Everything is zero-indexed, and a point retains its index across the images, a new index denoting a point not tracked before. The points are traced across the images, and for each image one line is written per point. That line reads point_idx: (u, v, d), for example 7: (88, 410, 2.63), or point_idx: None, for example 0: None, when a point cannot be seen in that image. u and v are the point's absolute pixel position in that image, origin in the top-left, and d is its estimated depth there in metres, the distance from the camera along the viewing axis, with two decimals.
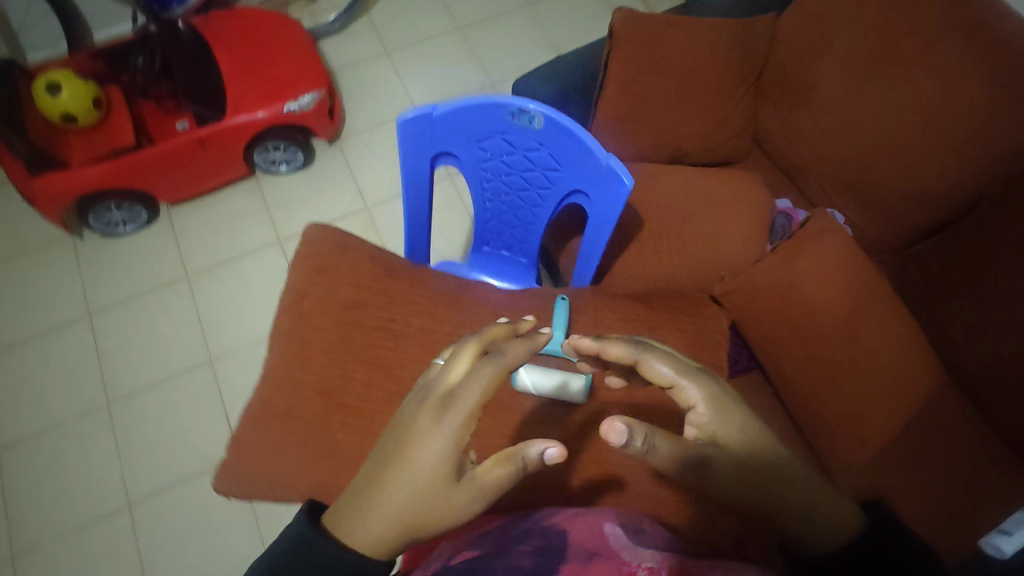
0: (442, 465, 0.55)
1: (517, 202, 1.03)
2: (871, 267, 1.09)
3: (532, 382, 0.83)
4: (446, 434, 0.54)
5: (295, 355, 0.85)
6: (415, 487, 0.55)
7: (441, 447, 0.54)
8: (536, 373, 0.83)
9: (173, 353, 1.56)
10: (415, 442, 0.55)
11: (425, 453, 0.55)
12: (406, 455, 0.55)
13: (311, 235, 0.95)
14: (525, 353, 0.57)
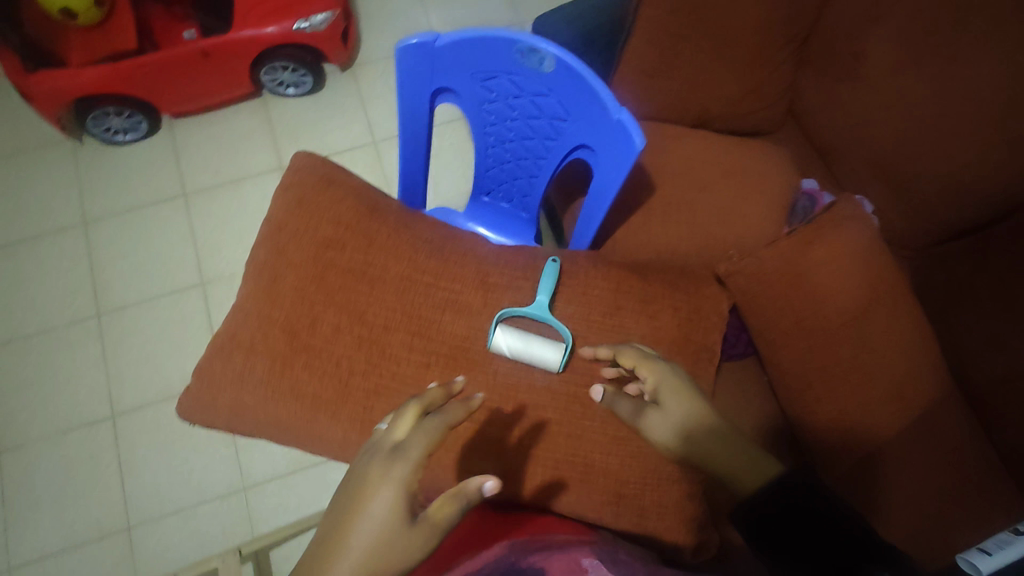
0: (395, 506, 0.53)
1: (521, 151, 0.96)
2: (892, 263, 1.01)
3: (507, 344, 0.76)
4: (398, 474, 0.55)
5: (267, 289, 0.82)
6: (370, 536, 0.52)
7: (394, 485, 0.54)
8: (514, 335, 0.76)
9: (165, 271, 1.54)
10: (366, 491, 0.54)
11: (378, 498, 0.53)
12: (360, 506, 0.53)
13: (300, 162, 0.92)
14: (465, 407, 0.62)
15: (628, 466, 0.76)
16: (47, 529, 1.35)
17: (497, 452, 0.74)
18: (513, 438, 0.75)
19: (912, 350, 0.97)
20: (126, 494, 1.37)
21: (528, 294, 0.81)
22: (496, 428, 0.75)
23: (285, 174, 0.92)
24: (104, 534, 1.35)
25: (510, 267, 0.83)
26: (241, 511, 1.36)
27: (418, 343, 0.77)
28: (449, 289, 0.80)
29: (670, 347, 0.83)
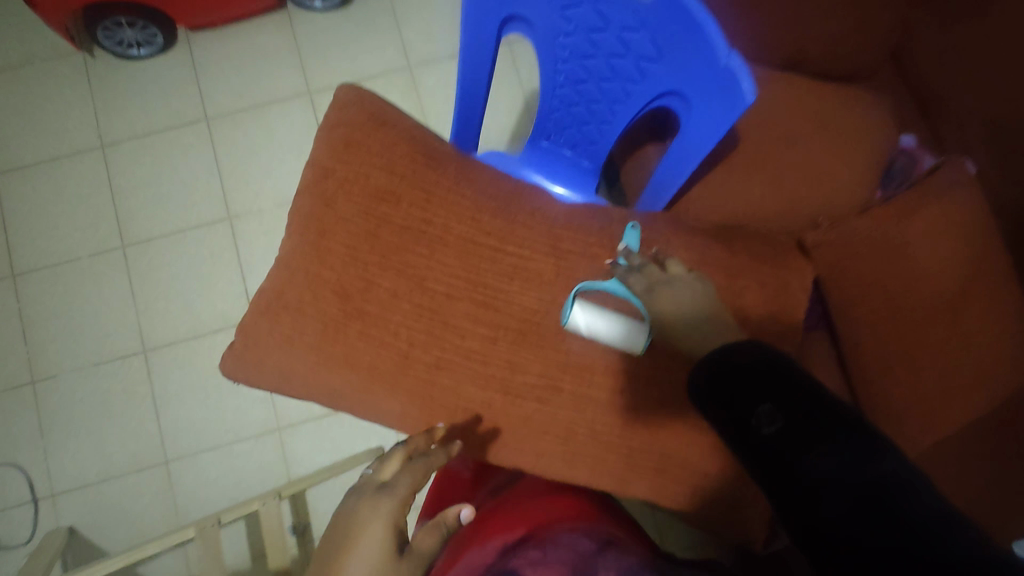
0: (387, 538, 0.61)
1: (595, 93, 0.84)
2: (995, 238, 0.92)
3: (586, 324, 0.70)
4: (388, 509, 0.63)
5: (313, 246, 0.74)
6: (364, 566, 0.59)
7: (385, 519, 0.63)
8: (596, 314, 0.70)
9: (191, 202, 1.46)
10: (359, 524, 0.62)
11: (370, 532, 0.61)
12: (353, 540, 0.61)
13: (344, 98, 0.80)
14: (447, 450, 0.70)
15: (698, 453, 0.73)
16: (85, 460, 1.36)
17: (565, 437, 0.72)
18: (583, 424, 0.72)
19: (1008, 336, 0.89)
20: (162, 429, 1.37)
21: (604, 264, 0.74)
22: (563, 409, 0.72)
23: (328, 111, 0.81)
24: (143, 466, 1.36)
25: (584, 232, 0.75)
26: (276, 450, 1.37)
27: (485, 316, 0.72)
28: (517, 255, 0.73)
29: (755, 327, 0.76)
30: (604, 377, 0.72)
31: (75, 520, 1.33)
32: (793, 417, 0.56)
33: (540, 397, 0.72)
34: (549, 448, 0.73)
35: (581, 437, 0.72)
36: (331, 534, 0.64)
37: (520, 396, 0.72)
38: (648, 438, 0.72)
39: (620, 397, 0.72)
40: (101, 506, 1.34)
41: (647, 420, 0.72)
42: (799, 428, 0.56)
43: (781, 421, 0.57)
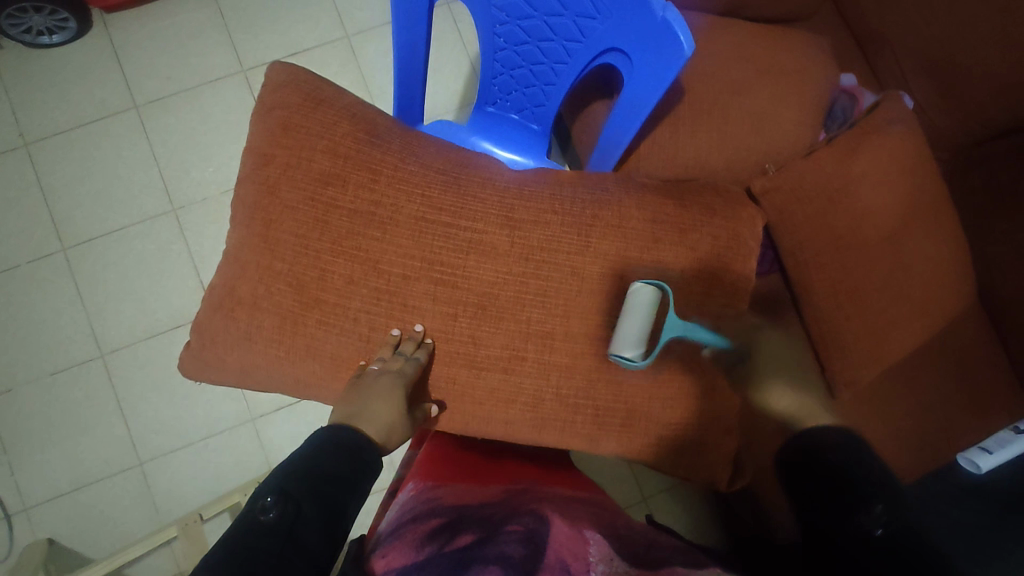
0: (395, 417, 0.70)
1: (536, 55, 0.83)
2: (931, 170, 0.95)
3: (638, 306, 0.71)
4: (398, 395, 0.69)
5: (262, 237, 0.73)
6: (382, 423, 0.69)
7: (395, 401, 0.69)
8: (646, 304, 0.71)
9: (130, 196, 1.39)
10: (376, 397, 0.69)
11: (386, 404, 0.69)
12: (372, 407, 0.69)
13: (277, 77, 0.79)
14: (428, 349, 0.72)
15: (660, 403, 0.76)
16: (55, 470, 1.33)
17: (533, 404, 0.74)
18: (550, 390, 0.74)
19: (940, 264, 0.95)
20: (132, 431, 1.35)
21: (558, 230, 0.74)
22: (529, 376, 0.74)
23: (262, 91, 0.80)
24: (117, 470, 1.34)
25: (536, 200, 0.75)
26: (252, 441, 1.36)
27: (444, 294, 0.73)
28: (470, 229, 0.73)
29: (709, 279, 0.77)
30: (566, 342, 0.74)
31: (53, 531, 1.31)
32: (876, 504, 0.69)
33: (505, 368, 0.74)
34: (517, 415, 0.75)
35: (548, 402, 0.74)
36: (349, 389, 0.72)
37: (485, 368, 0.74)
38: (611, 394, 0.75)
39: (584, 358, 0.74)
40: (78, 513, 1.32)
41: (610, 377, 0.74)
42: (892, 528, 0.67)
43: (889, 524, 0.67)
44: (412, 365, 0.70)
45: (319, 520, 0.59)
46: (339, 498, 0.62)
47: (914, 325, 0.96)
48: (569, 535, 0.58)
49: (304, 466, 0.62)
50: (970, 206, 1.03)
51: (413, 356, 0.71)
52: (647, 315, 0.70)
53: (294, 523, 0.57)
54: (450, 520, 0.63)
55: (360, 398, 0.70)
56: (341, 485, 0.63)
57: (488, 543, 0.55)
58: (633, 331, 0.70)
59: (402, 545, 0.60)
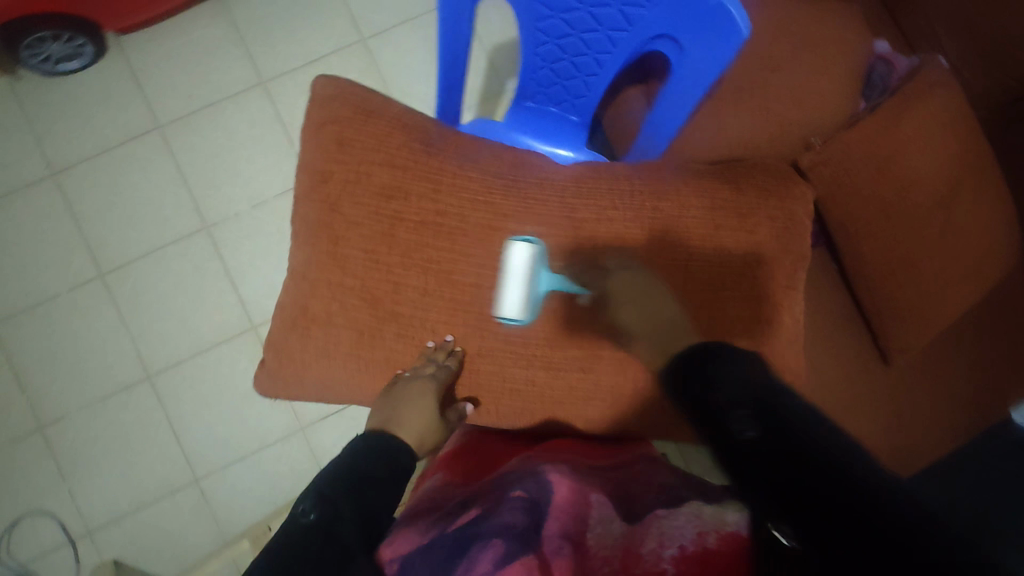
0: (425, 422, 0.73)
1: (579, 46, 0.83)
2: (975, 130, 0.95)
3: (517, 262, 0.70)
4: (427, 401, 0.71)
5: (329, 254, 0.73)
6: (412, 426, 0.72)
7: (425, 407, 0.71)
8: (525, 264, 0.69)
9: (162, 218, 1.40)
10: (407, 403, 0.72)
11: (416, 411, 0.72)
12: (405, 412, 0.72)
13: (323, 90, 0.79)
14: (453, 359, 0.73)
15: None
16: (113, 494, 1.35)
17: (612, 399, 0.75)
18: (627, 385, 0.75)
19: (988, 225, 0.95)
20: (186, 450, 1.37)
21: (622, 226, 0.74)
22: (607, 374, 0.74)
23: (309, 106, 0.80)
24: (175, 488, 1.36)
25: (595, 196, 0.75)
26: (305, 449, 1.38)
27: None
28: (537, 232, 0.74)
29: (770, 262, 0.78)
30: None
31: (119, 551, 1.34)
32: (773, 421, 0.52)
33: (581, 367, 0.74)
34: (595, 408, 0.76)
35: (628, 395, 0.75)
36: (383, 391, 0.75)
37: (562, 368, 0.74)
38: None
39: None
40: (141, 533, 1.34)
41: None
42: (776, 442, 0.50)
43: (767, 428, 0.51)
44: (443, 372, 0.72)
45: (356, 521, 0.61)
46: (376, 505, 0.64)
47: (966, 287, 0.97)
48: (571, 497, 0.62)
49: (342, 476, 0.65)
50: (1013, 162, 1.03)
51: (443, 364, 0.73)
52: (518, 275, 0.69)
53: (330, 523, 0.59)
54: (461, 503, 0.65)
55: (394, 402, 0.73)
56: (377, 492, 0.66)
57: (487, 516, 0.58)
58: (517, 295, 0.69)
59: (409, 532, 0.62)
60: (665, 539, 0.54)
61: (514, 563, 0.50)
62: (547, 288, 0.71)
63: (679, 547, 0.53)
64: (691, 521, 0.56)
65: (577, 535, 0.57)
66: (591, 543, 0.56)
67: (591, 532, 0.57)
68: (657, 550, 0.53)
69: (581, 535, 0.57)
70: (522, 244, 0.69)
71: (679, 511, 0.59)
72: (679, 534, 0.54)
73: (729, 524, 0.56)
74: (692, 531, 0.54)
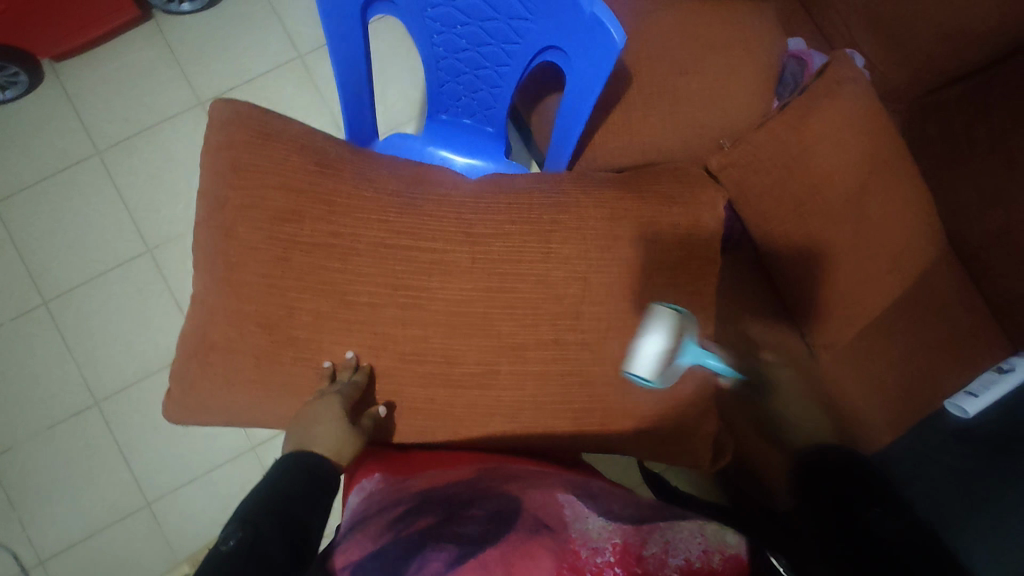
0: (341, 433, 0.70)
1: (478, 60, 0.83)
2: (886, 125, 0.95)
3: (658, 326, 0.71)
4: (337, 414, 0.69)
5: (225, 281, 0.73)
6: (329, 441, 0.69)
7: (336, 420, 0.69)
8: (664, 330, 0.71)
9: (104, 242, 1.40)
10: (316, 421, 0.69)
11: (327, 426, 0.69)
12: (315, 431, 0.69)
13: (220, 114, 0.79)
14: (359, 371, 0.72)
15: (643, 397, 0.76)
16: (66, 521, 1.35)
17: (513, 414, 0.75)
18: (527, 399, 0.74)
19: (904, 219, 0.96)
20: (138, 474, 1.36)
21: (518, 240, 0.74)
22: (507, 389, 0.74)
23: (207, 131, 0.79)
24: (126, 513, 1.35)
25: (492, 210, 0.75)
26: (257, 469, 1.38)
27: (427, 309, 0.72)
28: (431, 249, 0.73)
29: (673, 269, 0.78)
30: (541, 349, 0.73)
31: None
32: None
33: (481, 383, 0.74)
34: (500, 425, 0.76)
35: (532, 412, 0.75)
36: (293, 423, 0.72)
37: (462, 385, 0.74)
38: (593, 398, 0.75)
39: (558, 364, 0.74)
40: (94, 560, 1.34)
41: (592, 379, 0.74)
42: None
43: None
44: (350, 386, 0.70)
45: (281, 537, 0.58)
46: (299, 513, 0.62)
47: (886, 282, 0.97)
48: (544, 500, 0.62)
49: (262, 496, 0.62)
50: (931, 154, 1.03)
51: (351, 379, 0.72)
52: (655, 337, 0.71)
53: (253, 544, 0.56)
54: (411, 505, 0.63)
55: (305, 423, 0.70)
56: (299, 501, 0.64)
57: (446, 525, 0.58)
58: (649, 355, 0.71)
59: (358, 539, 0.60)
60: (671, 548, 0.56)
61: (471, 560, 0.52)
62: (689, 360, 0.73)
63: (685, 560, 0.55)
64: (696, 537, 0.58)
65: (558, 528, 0.57)
66: (574, 535, 0.56)
67: (577, 526, 0.58)
68: (660, 556, 0.55)
69: (563, 529, 0.57)
70: (664, 308, 0.72)
71: (682, 525, 0.61)
72: (683, 546, 0.57)
73: (730, 547, 0.59)
74: (697, 547, 0.57)
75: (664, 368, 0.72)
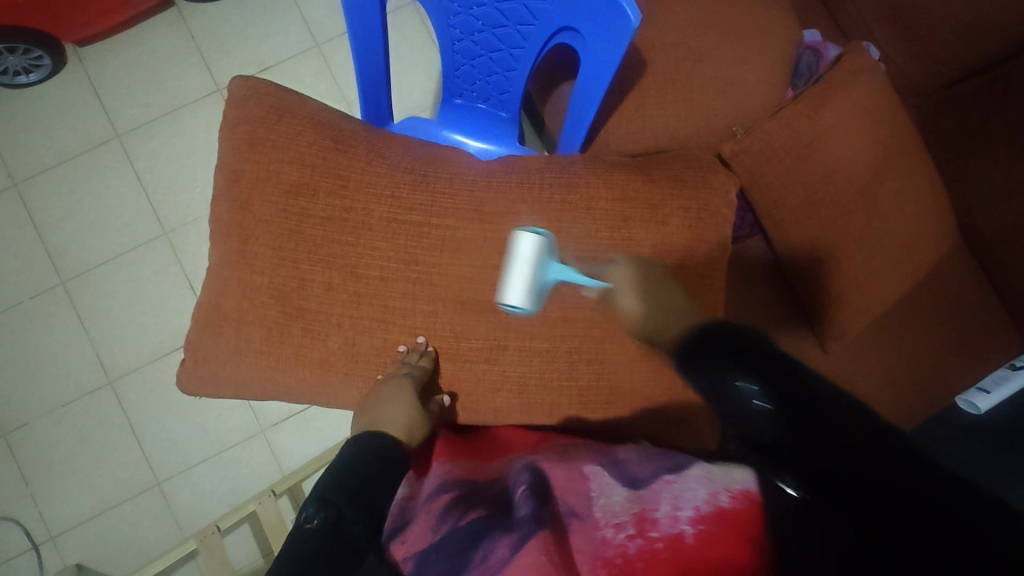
0: (414, 415, 0.70)
1: (493, 42, 0.85)
2: (900, 116, 0.95)
3: (526, 249, 0.65)
4: (410, 397, 0.69)
5: (240, 252, 0.75)
6: (402, 422, 0.69)
7: (408, 402, 0.69)
8: (529, 253, 0.65)
9: (122, 225, 1.42)
10: (389, 403, 0.69)
11: (401, 409, 0.69)
12: (389, 412, 0.69)
13: (239, 92, 0.81)
14: (426, 354, 0.73)
15: (649, 379, 0.76)
16: (77, 498, 1.37)
17: (519, 389, 0.75)
18: (532, 376, 0.74)
19: (917, 211, 0.95)
20: (148, 453, 1.38)
21: (528, 218, 0.75)
22: (512, 366, 0.74)
23: (226, 107, 0.81)
24: (137, 492, 1.37)
25: (504, 189, 0.76)
26: (265, 450, 1.39)
27: (434, 285, 0.73)
28: (443, 226, 0.74)
29: (683, 252, 0.78)
30: (548, 328, 0.74)
31: (81, 555, 1.35)
32: None
33: (487, 358, 0.74)
34: (503, 402, 0.76)
35: (538, 390, 0.75)
36: (363, 407, 0.72)
37: (467, 360, 0.75)
38: (599, 377, 0.75)
39: (566, 342, 0.74)
40: (104, 537, 1.36)
41: (600, 359, 0.74)
42: None
43: None
44: (419, 371, 0.71)
45: (361, 519, 0.60)
46: (376, 496, 0.63)
47: (898, 274, 0.97)
48: (570, 475, 0.63)
49: (340, 475, 0.64)
50: (945, 148, 1.03)
51: (419, 364, 0.72)
52: (522, 262, 0.65)
53: (334, 526, 0.59)
54: (461, 493, 0.63)
55: (375, 407, 0.70)
56: (377, 484, 0.64)
57: (501, 515, 0.58)
58: (522, 285, 0.65)
59: (412, 530, 0.60)
60: (679, 502, 0.53)
61: (530, 541, 0.51)
62: (556, 277, 0.68)
63: (694, 509, 0.52)
64: (702, 482, 0.55)
65: (585, 512, 0.57)
66: (598, 514, 0.56)
67: (598, 505, 0.57)
68: (671, 512, 0.52)
69: (589, 510, 0.57)
70: (528, 231, 0.66)
71: (687, 474, 0.58)
72: (691, 496, 0.54)
73: (738, 483, 0.55)
74: (704, 491, 0.54)
75: (539, 292, 0.67)
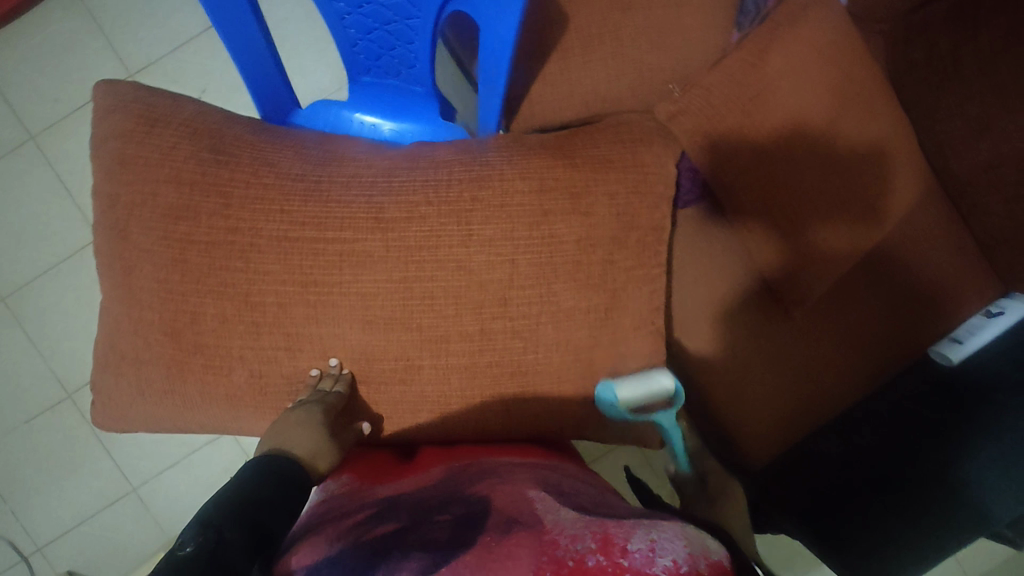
0: (323, 440, 0.66)
1: (382, 11, 0.76)
2: (860, 53, 0.85)
3: (654, 382, 0.71)
4: (318, 425, 0.65)
5: (125, 287, 0.69)
6: (309, 445, 0.65)
7: (317, 426, 0.65)
8: (657, 383, 0.71)
9: (54, 233, 1.35)
10: (297, 428, 0.65)
11: (308, 433, 0.65)
12: (296, 435, 0.65)
13: (106, 102, 0.72)
14: (341, 380, 0.69)
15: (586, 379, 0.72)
16: (55, 510, 1.37)
17: (440, 407, 0.71)
18: (454, 392, 0.70)
19: (881, 159, 0.86)
20: (119, 462, 1.37)
21: (434, 221, 0.67)
22: (432, 383, 0.70)
23: (95, 121, 0.73)
24: (113, 500, 1.37)
25: (407, 191, 0.68)
26: (235, 450, 1.38)
27: (339, 307, 0.67)
28: (339, 239, 0.67)
29: (614, 243, 0.69)
30: (467, 340, 0.68)
31: (71, 564, 1.38)
32: None
33: (403, 379, 0.70)
34: (428, 417, 0.72)
35: (462, 404, 0.71)
36: (271, 428, 0.68)
37: (383, 382, 0.70)
38: (525, 384, 0.71)
39: (490, 353, 0.69)
40: (89, 544, 1.38)
41: (525, 366, 0.70)
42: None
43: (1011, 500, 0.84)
44: (333, 397, 0.67)
45: (244, 542, 0.50)
46: (265, 520, 0.54)
47: (863, 230, 0.88)
48: (512, 497, 0.54)
49: (229, 500, 0.54)
50: (915, 83, 0.93)
51: (333, 391, 0.68)
52: (645, 383, 0.71)
53: (212, 550, 0.48)
54: (374, 509, 0.58)
55: (282, 429, 0.66)
56: (268, 508, 0.56)
57: (409, 530, 0.51)
58: (634, 391, 0.71)
59: (316, 541, 0.54)
60: (656, 543, 0.43)
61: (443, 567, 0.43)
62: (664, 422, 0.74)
63: (673, 562, 0.42)
64: (679, 535, 0.46)
65: (532, 521, 0.48)
66: (549, 525, 0.47)
67: (549, 519, 0.49)
68: (646, 553, 0.42)
69: (537, 522, 0.48)
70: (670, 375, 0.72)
71: (662, 521, 0.48)
72: (667, 545, 0.44)
73: (714, 551, 0.46)
74: (683, 547, 0.44)
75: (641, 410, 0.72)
